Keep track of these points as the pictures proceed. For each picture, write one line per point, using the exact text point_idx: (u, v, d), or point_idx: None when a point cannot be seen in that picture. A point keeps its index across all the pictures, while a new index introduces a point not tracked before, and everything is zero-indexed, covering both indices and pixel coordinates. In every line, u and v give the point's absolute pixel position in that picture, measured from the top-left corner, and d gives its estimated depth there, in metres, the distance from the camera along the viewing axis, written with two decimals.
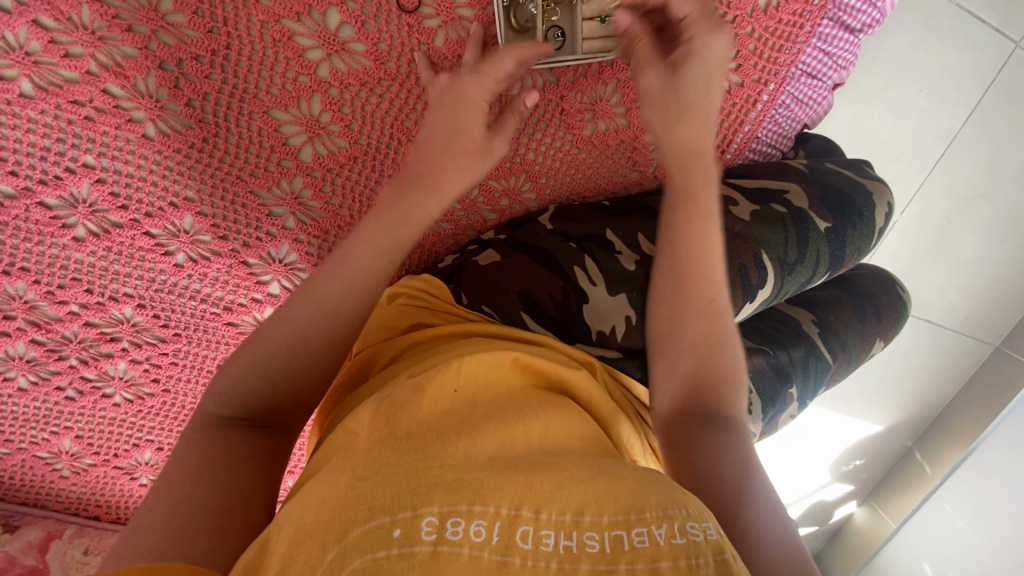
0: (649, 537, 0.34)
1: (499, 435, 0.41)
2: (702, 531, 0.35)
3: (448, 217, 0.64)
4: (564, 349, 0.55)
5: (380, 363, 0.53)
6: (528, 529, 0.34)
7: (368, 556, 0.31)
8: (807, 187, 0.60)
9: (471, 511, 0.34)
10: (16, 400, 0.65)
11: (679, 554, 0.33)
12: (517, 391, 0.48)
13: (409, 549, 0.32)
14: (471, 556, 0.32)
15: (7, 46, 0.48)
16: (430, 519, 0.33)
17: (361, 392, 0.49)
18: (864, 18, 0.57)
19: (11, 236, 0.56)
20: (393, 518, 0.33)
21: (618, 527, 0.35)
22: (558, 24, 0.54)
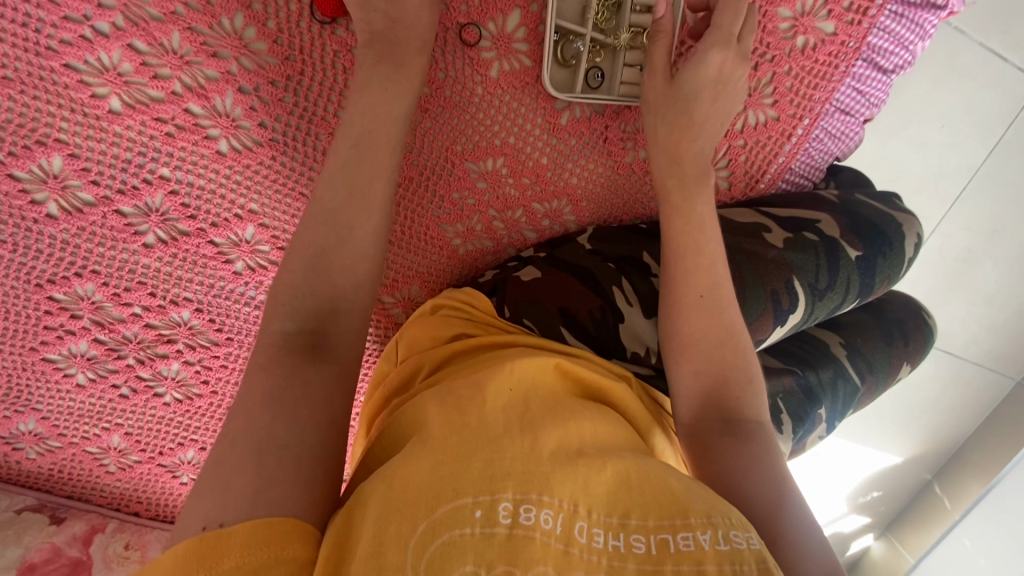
0: (694, 542, 0.37)
1: (560, 430, 0.43)
2: (744, 540, 0.38)
3: (491, 236, 0.67)
4: (593, 358, 0.57)
5: (425, 370, 0.56)
6: (586, 525, 0.38)
7: (454, 532, 0.35)
8: (839, 217, 0.63)
9: (540, 500, 0.38)
10: (74, 396, 0.68)
11: (723, 560, 0.36)
12: (562, 393, 0.50)
13: (488, 530, 0.36)
14: (541, 542, 0.36)
15: (102, 66, 0.53)
16: (506, 504, 0.37)
17: (410, 394, 0.53)
18: (896, 59, 0.60)
19: (87, 240, 0.60)
20: (474, 500, 0.36)
21: (664, 531, 0.38)
22: (601, 65, 0.58)
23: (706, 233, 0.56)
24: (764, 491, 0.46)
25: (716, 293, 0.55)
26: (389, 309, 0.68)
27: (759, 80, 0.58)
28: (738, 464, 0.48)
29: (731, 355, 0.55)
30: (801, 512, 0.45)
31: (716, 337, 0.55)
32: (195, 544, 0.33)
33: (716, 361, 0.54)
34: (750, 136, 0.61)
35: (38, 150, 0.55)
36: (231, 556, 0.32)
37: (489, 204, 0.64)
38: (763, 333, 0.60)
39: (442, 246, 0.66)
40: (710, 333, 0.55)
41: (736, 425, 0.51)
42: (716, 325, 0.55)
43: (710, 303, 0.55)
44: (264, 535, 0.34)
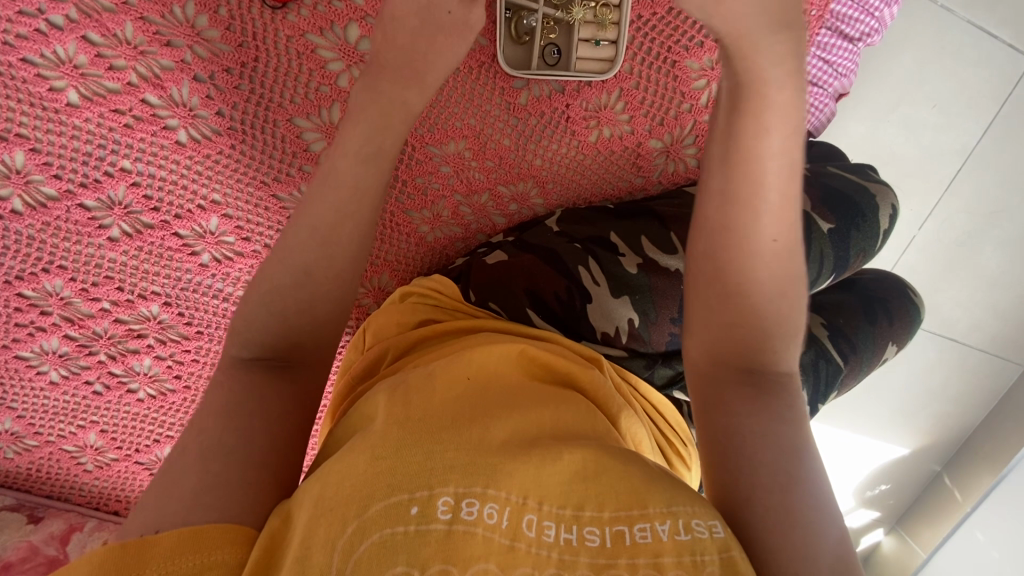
0: (651, 533, 0.36)
1: (511, 423, 0.42)
2: (707, 529, 0.36)
3: (459, 221, 0.66)
4: (574, 345, 0.56)
5: (390, 357, 0.55)
6: (534, 519, 0.37)
7: (386, 531, 0.35)
8: (809, 189, 0.61)
9: (485, 494, 0.37)
10: (48, 393, 0.69)
11: (682, 551, 0.35)
12: (526, 382, 0.49)
13: (423, 527, 0.35)
14: (483, 537, 0.36)
15: (58, 59, 0.53)
16: (445, 499, 0.36)
17: (375, 379, 0.52)
18: (863, 27, 0.59)
19: (52, 235, 0.60)
20: (410, 497, 0.36)
21: (620, 523, 0.37)
22: (556, 42, 0.58)
23: (780, 142, 0.44)
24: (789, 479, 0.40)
25: (772, 215, 0.44)
26: (360, 299, 0.68)
27: None
28: (759, 425, 0.43)
29: (776, 299, 0.46)
30: (811, 485, 0.40)
31: (765, 283, 0.46)
32: (116, 552, 0.33)
33: (752, 308, 0.46)
34: None
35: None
36: (155, 562, 0.33)
37: (454, 188, 0.64)
38: None
39: (408, 232, 0.66)
40: (754, 268, 0.45)
41: (757, 377, 0.46)
42: (768, 267, 0.46)
43: (766, 228, 0.45)
44: (191, 541, 0.34)
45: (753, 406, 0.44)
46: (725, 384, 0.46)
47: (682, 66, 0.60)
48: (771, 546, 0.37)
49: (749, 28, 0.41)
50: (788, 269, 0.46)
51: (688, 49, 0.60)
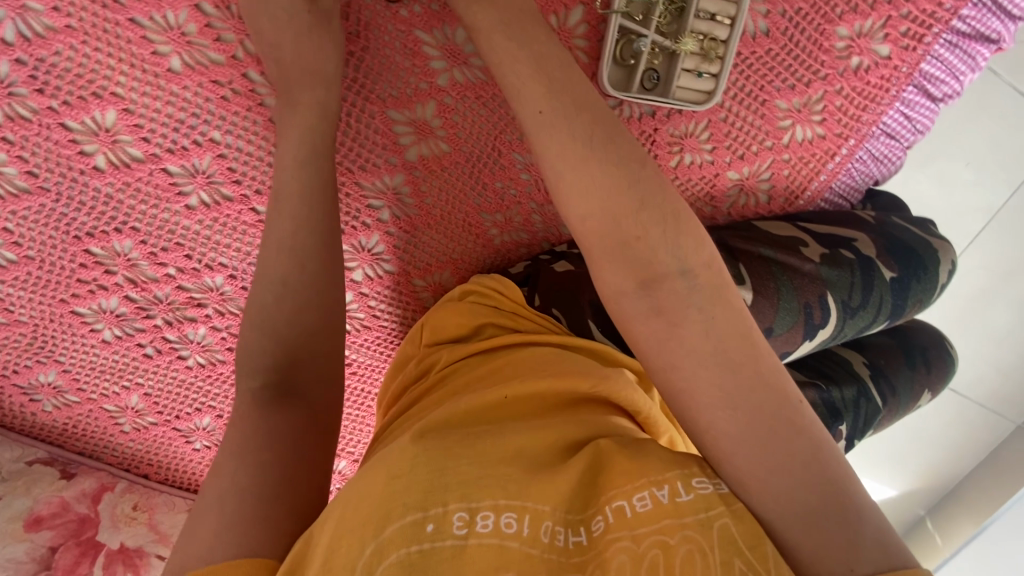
0: (650, 500, 0.39)
1: (525, 435, 0.45)
2: (711, 485, 0.39)
3: (528, 228, 0.68)
4: (626, 360, 0.59)
5: (442, 362, 0.58)
6: (550, 525, 0.40)
7: (403, 550, 0.37)
8: (875, 238, 0.64)
9: (495, 506, 0.40)
10: (98, 351, 0.68)
11: (682, 514, 0.37)
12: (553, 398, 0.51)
13: (438, 543, 0.38)
14: (499, 546, 0.38)
15: (166, 24, 0.54)
16: (460, 515, 0.39)
17: (426, 391, 0.56)
18: (946, 88, 0.61)
19: (131, 197, 0.61)
20: (423, 515, 0.39)
21: (620, 499, 0.40)
22: (658, 68, 0.57)
23: (553, 96, 0.41)
24: (801, 501, 0.36)
25: (575, 152, 0.40)
26: (419, 292, 0.70)
27: (810, 97, 0.60)
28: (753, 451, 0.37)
29: (642, 223, 0.39)
30: (802, 462, 0.37)
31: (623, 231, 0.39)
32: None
33: (625, 241, 0.39)
34: (796, 151, 0.62)
35: (93, 102, 0.56)
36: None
37: (531, 196, 0.66)
38: (792, 346, 0.62)
39: (478, 233, 0.67)
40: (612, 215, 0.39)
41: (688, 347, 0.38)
42: (625, 213, 0.39)
43: (578, 169, 0.40)
44: (206, 573, 0.39)
45: (676, 347, 0.38)
46: (660, 310, 0.38)
47: (769, 106, 0.60)
48: (796, 550, 0.36)
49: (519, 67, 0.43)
50: (641, 208, 0.39)
51: (779, 90, 0.59)
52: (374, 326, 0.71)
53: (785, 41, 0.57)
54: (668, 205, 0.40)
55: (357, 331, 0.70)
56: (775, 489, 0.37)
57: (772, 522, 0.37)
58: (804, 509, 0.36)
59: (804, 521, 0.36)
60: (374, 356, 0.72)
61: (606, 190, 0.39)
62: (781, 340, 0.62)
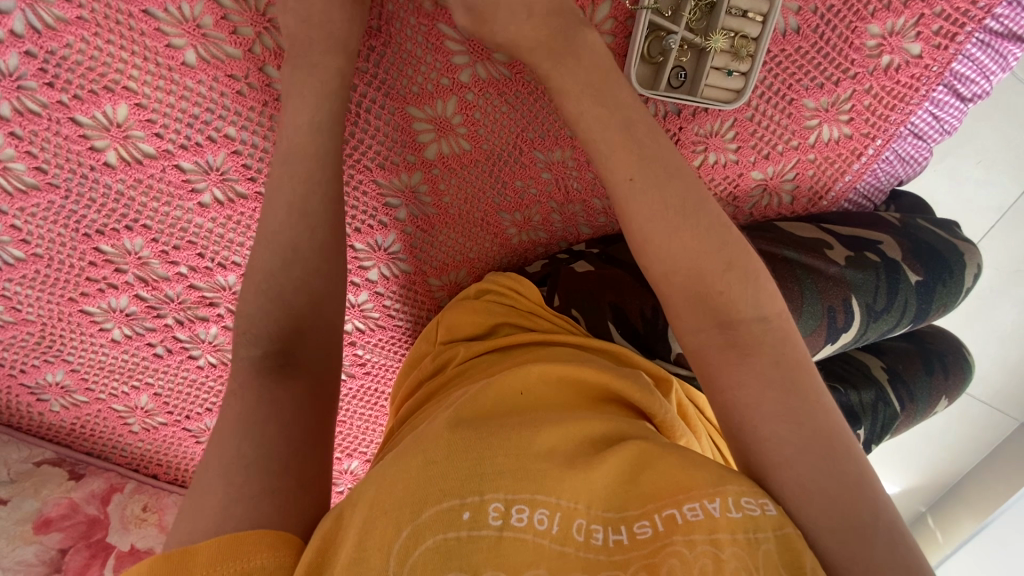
0: (702, 511, 0.37)
1: (561, 427, 0.44)
2: (758, 506, 0.37)
3: (547, 228, 0.67)
4: (643, 363, 0.58)
5: (461, 356, 0.57)
6: (583, 523, 0.39)
7: (440, 536, 0.37)
8: (901, 240, 0.63)
9: (533, 500, 0.39)
10: (107, 350, 0.67)
11: (736, 528, 0.36)
12: (578, 396, 0.50)
13: (476, 531, 0.37)
14: (534, 542, 0.38)
15: (181, 16, 0.52)
16: (496, 505, 0.38)
17: (445, 383, 0.55)
18: (977, 88, 0.59)
19: (143, 193, 0.59)
20: (461, 503, 0.38)
21: (670, 507, 0.39)
22: (685, 65, 0.55)
23: (642, 163, 0.43)
24: (836, 509, 0.37)
25: (661, 212, 0.43)
26: (435, 292, 0.69)
27: (838, 96, 0.58)
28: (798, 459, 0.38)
29: (719, 276, 0.42)
30: (844, 474, 0.38)
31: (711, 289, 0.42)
32: (162, 560, 0.35)
33: (705, 293, 0.42)
34: (821, 151, 0.61)
35: (104, 96, 0.54)
36: (198, 567, 0.35)
37: (551, 195, 0.64)
38: (816, 350, 0.61)
39: (496, 233, 0.66)
40: (703, 274, 0.42)
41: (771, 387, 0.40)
42: (716, 278, 0.42)
43: (661, 236, 0.43)
44: (229, 545, 0.36)
45: (744, 374, 0.40)
46: (740, 350, 0.41)
47: (797, 105, 0.59)
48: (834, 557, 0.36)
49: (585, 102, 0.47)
50: (728, 264, 0.42)
51: (807, 89, 0.58)
52: (389, 325, 0.70)
53: (815, 39, 0.56)
54: (743, 261, 0.43)
55: (371, 330, 0.69)
56: (820, 497, 0.37)
57: (814, 532, 0.37)
58: (846, 521, 0.37)
59: (845, 533, 0.36)
60: (388, 355, 0.71)
61: (689, 253, 0.42)
62: (804, 344, 0.61)
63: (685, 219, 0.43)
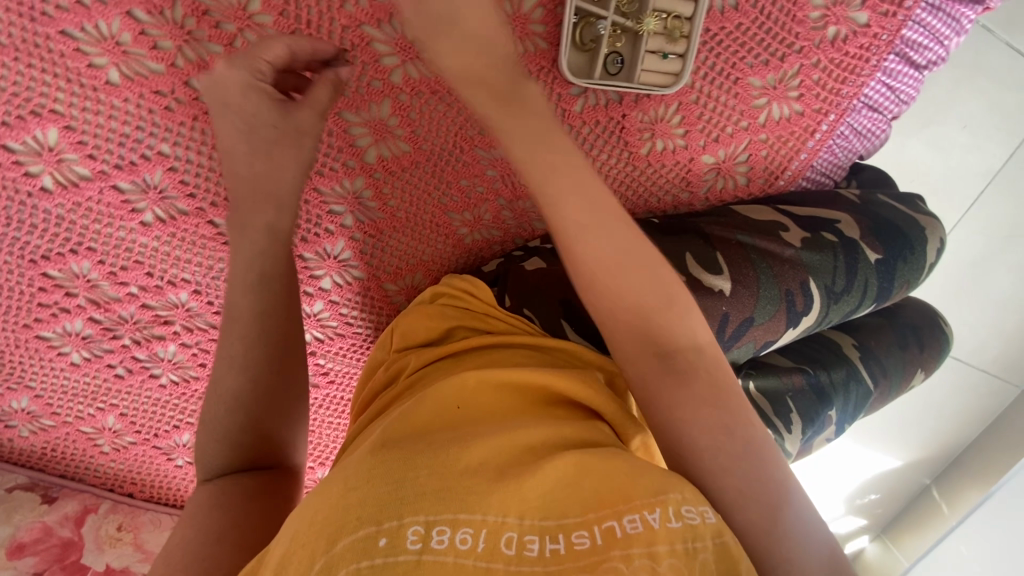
0: (641, 523, 0.36)
1: (495, 441, 0.42)
2: (699, 514, 0.37)
3: (499, 225, 0.66)
4: (599, 359, 0.56)
5: (411, 366, 0.55)
6: (513, 536, 0.36)
7: (353, 566, 0.33)
8: (859, 218, 0.62)
9: (457, 519, 0.36)
10: (68, 375, 0.67)
11: (674, 539, 0.35)
12: (518, 408, 0.47)
13: (392, 558, 0.34)
14: (455, 563, 0.34)
15: (100, 35, 0.51)
16: (416, 528, 0.35)
17: (395, 394, 0.53)
18: (931, 54, 0.57)
19: (83, 216, 0.58)
20: (377, 529, 0.35)
21: (608, 519, 0.37)
22: (621, 50, 0.54)
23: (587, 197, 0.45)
24: (761, 511, 0.39)
25: (583, 216, 0.44)
26: (392, 296, 0.68)
27: (785, 72, 0.56)
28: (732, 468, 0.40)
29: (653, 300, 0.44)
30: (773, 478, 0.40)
31: (641, 307, 0.44)
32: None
33: (637, 314, 0.44)
34: (773, 130, 0.59)
35: (33, 121, 0.53)
36: None
37: (498, 191, 0.64)
38: (775, 334, 0.60)
39: (447, 234, 0.65)
40: (626, 293, 0.44)
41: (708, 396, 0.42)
42: (644, 294, 0.44)
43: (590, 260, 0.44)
44: None
45: (683, 394, 0.42)
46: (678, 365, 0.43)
47: (743, 84, 0.57)
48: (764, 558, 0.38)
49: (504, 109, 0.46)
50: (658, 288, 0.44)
51: (752, 67, 0.56)
52: (348, 333, 0.69)
53: (756, 14, 0.54)
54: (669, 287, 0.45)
55: (330, 339, 0.68)
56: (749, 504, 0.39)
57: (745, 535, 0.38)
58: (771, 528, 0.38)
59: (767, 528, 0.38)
60: (349, 362, 0.71)
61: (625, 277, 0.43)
62: (762, 330, 0.59)
63: (597, 230, 0.44)
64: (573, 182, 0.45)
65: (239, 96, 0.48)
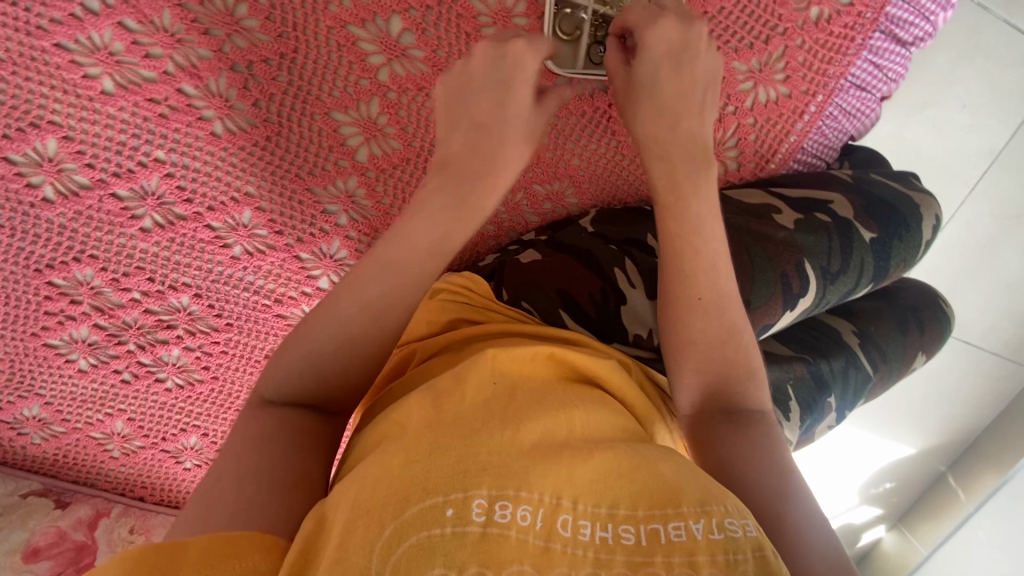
0: (686, 532, 0.35)
1: (546, 420, 0.41)
2: (741, 527, 0.36)
3: (492, 219, 0.66)
4: (615, 352, 0.55)
5: (418, 357, 0.53)
6: (568, 519, 0.36)
7: (423, 534, 0.33)
8: (852, 197, 0.62)
9: (518, 496, 0.36)
10: (76, 381, 0.68)
11: (716, 549, 0.34)
12: (558, 384, 0.46)
13: (460, 529, 0.34)
14: (517, 539, 0.34)
15: (93, 46, 0.52)
16: (479, 501, 0.35)
17: (406, 379, 0.50)
18: (917, 31, 0.58)
19: (84, 224, 0.60)
20: (445, 499, 0.35)
21: (654, 521, 0.36)
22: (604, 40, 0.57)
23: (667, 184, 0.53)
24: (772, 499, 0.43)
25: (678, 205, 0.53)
26: None
27: (770, 55, 0.56)
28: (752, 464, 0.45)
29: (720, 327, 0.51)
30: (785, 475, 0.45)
31: (708, 330, 0.51)
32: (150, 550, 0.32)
33: (720, 338, 0.51)
34: (761, 114, 0.59)
35: (32, 133, 0.55)
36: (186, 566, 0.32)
37: None
38: (774, 317, 0.59)
39: None
40: (692, 318, 0.52)
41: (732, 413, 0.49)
42: (707, 321, 0.51)
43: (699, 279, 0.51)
44: (220, 547, 0.33)
45: (734, 433, 0.47)
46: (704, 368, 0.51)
47: (729, 69, 0.57)
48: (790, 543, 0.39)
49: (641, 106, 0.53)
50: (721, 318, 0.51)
51: (737, 51, 0.56)
52: None
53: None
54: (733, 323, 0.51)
55: None
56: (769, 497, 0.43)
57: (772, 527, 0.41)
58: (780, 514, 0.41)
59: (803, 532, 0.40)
60: None
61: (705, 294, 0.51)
62: (759, 313, 0.58)
63: (681, 261, 0.52)
64: (679, 212, 0.52)
65: (475, 96, 0.50)
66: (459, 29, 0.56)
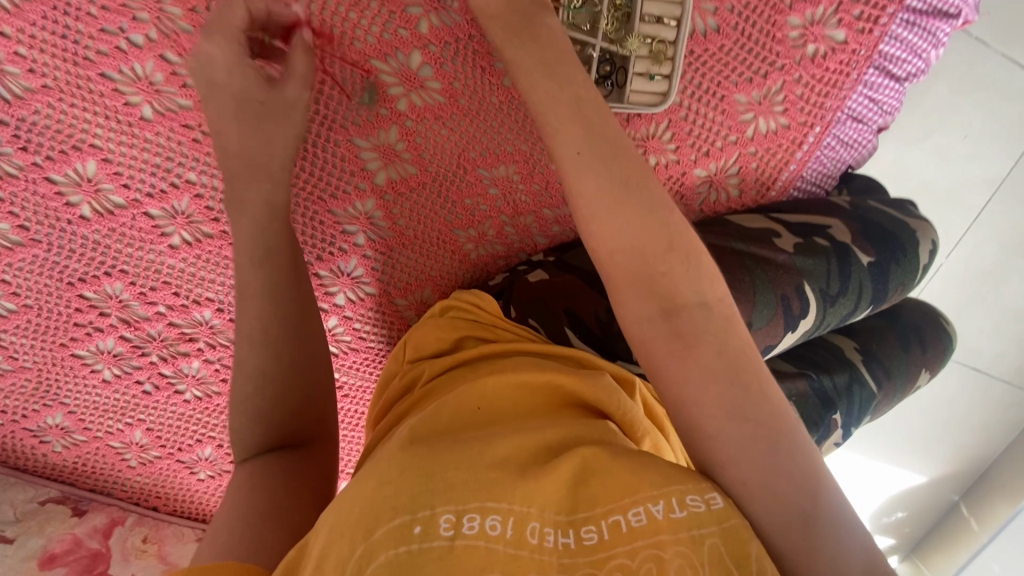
0: (645, 515, 0.37)
1: (515, 435, 0.43)
2: (704, 502, 0.37)
3: (503, 241, 0.69)
4: (609, 365, 0.57)
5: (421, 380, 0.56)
6: (536, 526, 0.37)
7: (392, 551, 0.35)
8: (849, 223, 0.64)
9: (484, 507, 0.37)
10: (99, 391, 0.71)
11: (679, 527, 0.36)
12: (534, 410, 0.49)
13: (427, 544, 0.35)
14: (486, 548, 0.36)
15: (135, 76, 0.56)
16: (447, 516, 0.37)
17: (409, 404, 0.53)
18: (910, 67, 0.60)
19: (117, 241, 0.63)
20: (411, 517, 0.36)
21: (614, 514, 0.38)
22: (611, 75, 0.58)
23: (588, 139, 0.43)
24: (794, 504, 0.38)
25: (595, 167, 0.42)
26: (402, 311, 0.71)
27: (769, 88, 0.60)
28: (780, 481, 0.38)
29: (656, 245, 0.41)
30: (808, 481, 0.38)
31: (686, 305, 0.41)
32: None
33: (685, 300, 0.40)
34: (761, 144, 0.62)
35: (74, 155, 0.59)
36: None
37: (501, 210, 0.67)
38: (774, 338, 0.61)
39: (453, 250, 0.68)
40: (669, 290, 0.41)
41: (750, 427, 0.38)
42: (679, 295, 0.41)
43: (654, 237, 0.41)
44: None
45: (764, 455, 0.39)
46: (651, 336, 0.41)
47: (729, 101, 0.60)
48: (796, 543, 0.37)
49: (540, 88, 0.46)
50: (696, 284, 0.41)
51: (737, 85, 0.60)
52: (361, 347, 0.72)
53: (737, 36, 0.58)
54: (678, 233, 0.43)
55: (345, 353, 0.71)
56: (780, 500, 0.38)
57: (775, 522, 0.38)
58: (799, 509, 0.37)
59: (805, 487, 0.38)
60: (362, 376, 0.74)
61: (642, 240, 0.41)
62: (760, 334, 0.61)
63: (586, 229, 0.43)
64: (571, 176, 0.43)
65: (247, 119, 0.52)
66: (476, 62, 0.58)
